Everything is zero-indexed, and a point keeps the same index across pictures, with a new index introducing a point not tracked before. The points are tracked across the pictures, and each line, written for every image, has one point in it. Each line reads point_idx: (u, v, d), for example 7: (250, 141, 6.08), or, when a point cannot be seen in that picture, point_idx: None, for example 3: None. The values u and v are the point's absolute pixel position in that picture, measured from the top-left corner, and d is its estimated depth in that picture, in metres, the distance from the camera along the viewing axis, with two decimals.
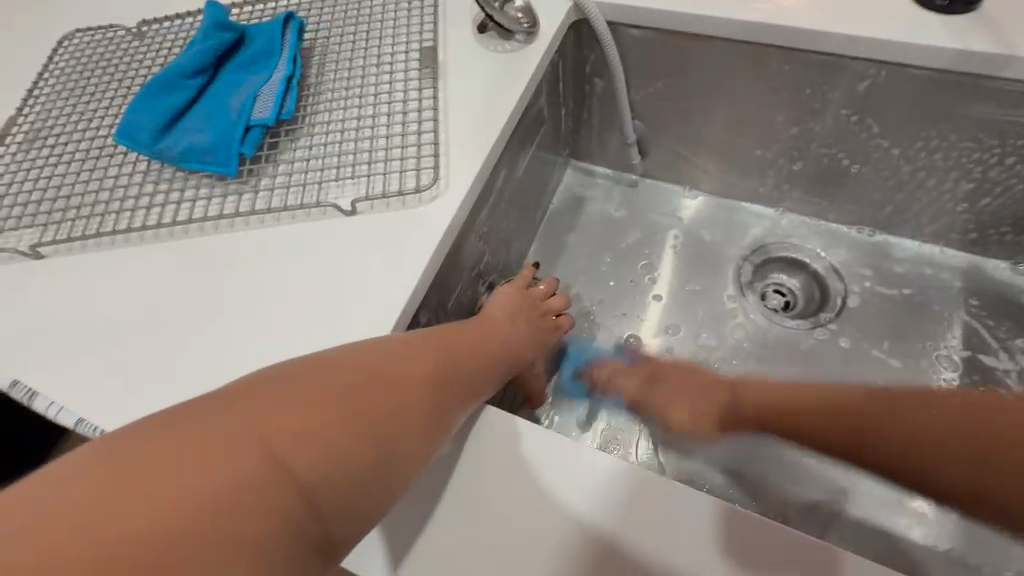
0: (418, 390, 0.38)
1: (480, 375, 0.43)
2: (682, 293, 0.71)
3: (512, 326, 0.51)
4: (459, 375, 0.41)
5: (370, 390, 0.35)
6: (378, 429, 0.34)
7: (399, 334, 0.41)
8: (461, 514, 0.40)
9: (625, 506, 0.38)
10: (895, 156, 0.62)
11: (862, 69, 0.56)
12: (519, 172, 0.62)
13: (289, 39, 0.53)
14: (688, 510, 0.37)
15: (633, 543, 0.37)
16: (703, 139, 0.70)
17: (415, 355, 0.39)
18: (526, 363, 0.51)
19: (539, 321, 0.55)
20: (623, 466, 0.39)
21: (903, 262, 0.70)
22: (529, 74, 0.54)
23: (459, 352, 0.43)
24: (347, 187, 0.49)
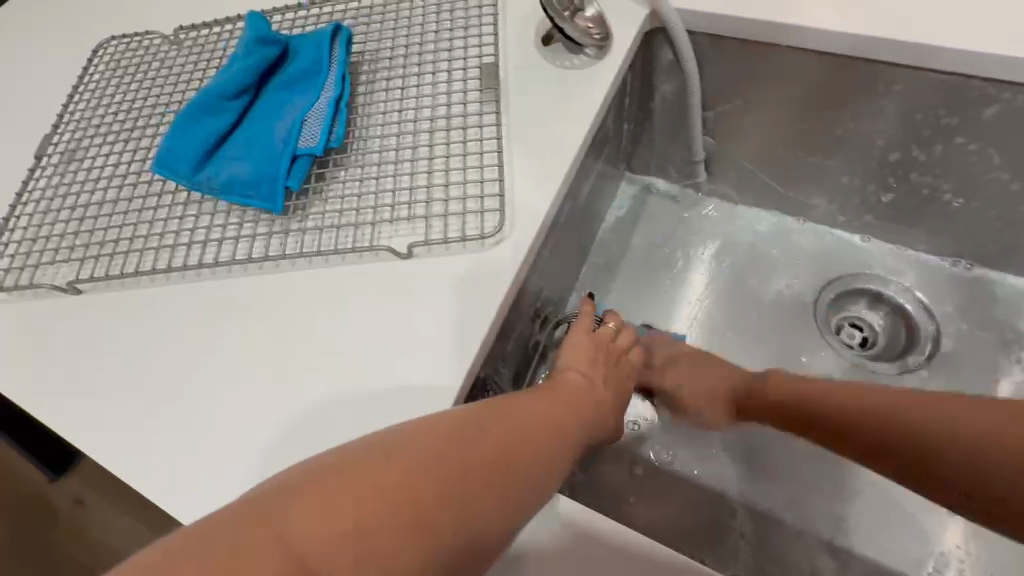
0: (478, 478, 0.33)
1: (547, 451, 0.38)
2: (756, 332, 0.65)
3: (585, 387, 0.45)
4: (527, 451, 0.37)
5: (433, 470, 0.32)
6: (440, 518, 0.30)
7: (457, 410, 0.37)
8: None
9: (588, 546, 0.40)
10: (1013, 192, 0.54)
11: (991, 93, 0.48)
12: (581, 198, 0.56)
13: (338, 55, 0.49)
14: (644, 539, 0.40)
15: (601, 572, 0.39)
16: (783, 160, 0.63)
17: (484, 429, 0.35)
18: (600, 429, 0.45)
19: (613, 374, 0.50)
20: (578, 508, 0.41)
21: (1004, 302, 0.62)
22: (602, 94, 0.48)
23: (530, 425, 0.38)
24: (401, 226, 0.44)
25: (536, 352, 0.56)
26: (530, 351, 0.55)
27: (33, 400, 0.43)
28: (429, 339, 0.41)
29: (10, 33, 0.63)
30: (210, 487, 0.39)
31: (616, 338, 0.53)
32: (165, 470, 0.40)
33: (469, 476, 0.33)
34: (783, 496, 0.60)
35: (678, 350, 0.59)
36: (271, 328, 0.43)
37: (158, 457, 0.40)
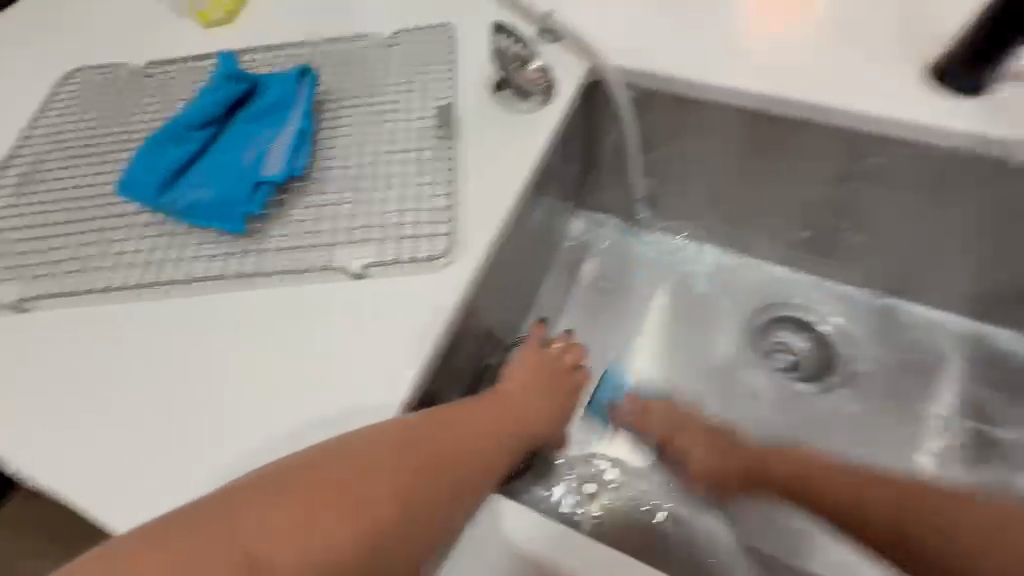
0: (419, 486, 0.35)
1: (488, 459, 0.40)
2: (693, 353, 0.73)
3: (531, 401, 0.49)
4: (468, 456, 0.39)
5: (374, 482, 0.34)
6: (384, 527, 0.33)
7: (407, 420, 0.38)
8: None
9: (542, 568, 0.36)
10: (904, 231, 0.62)
11: (875, 147, 0.56)
12: (530, 230, 0.61)
13: (304, 92, 0.52)
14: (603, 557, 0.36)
15: None
16: (714, 199, 0.70)
17: (424, 438, 0.37)
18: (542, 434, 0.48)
19: (556, 384, 0.52)
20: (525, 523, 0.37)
21: (912, 328, 0.69)
22: (546, 137, 0.54)
23: (471, 435, 0.40)
24: (358, 249, 0.47)
25: (487, 373, 0.58)
26: (484, 371, 0.58)
27: None
28: (381, 355, 0.43)
29: None
30: (155, 504, 0.39)
31: (563, 354, 0.55)
32: (108, 487, 0.40)
33: (410, 484, 0.35)
34: None
35: (685, 420, 0.66)
36: (224, 346, 0.44)
37: (103, 474, 0.40)
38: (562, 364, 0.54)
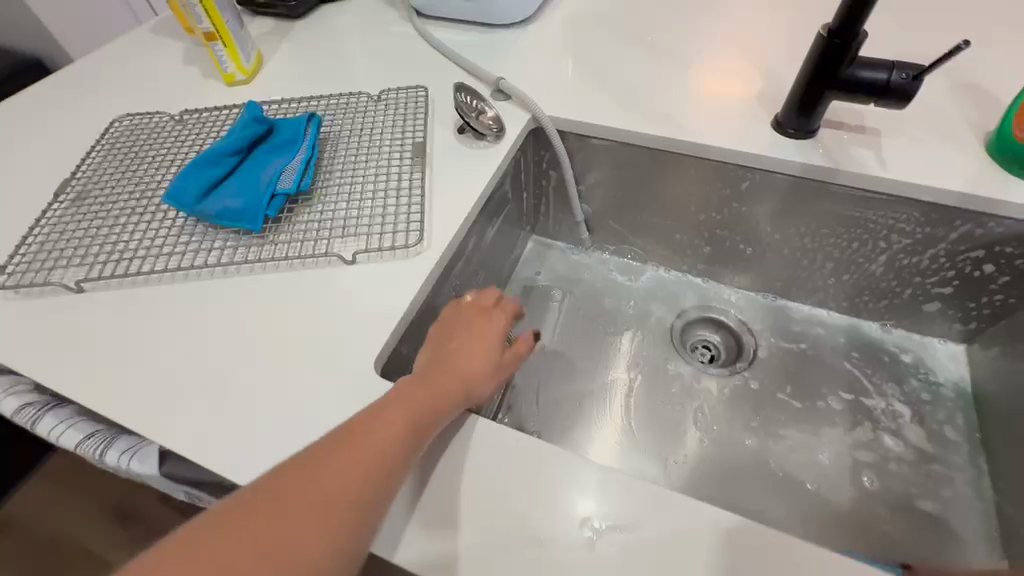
0: (386, 447, 0.42)
1: (437, 417, 0.46)
2: (636, 340, 0.87)
3: (463, 356, 0.50)
4: (418, 419, 0.45)
5: (342, 467, 0.40)
6: (367, 494, 0.40)
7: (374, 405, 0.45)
8: (437, 519, 0.45)
9: (487, 460, 0.47)
10: (779, 241, 0.80)
11: (742, 174, 0.73)
12: (487, 240, 0.77)
13: (311, 131, 0.69)
14: (533, 447, 0.48)
15: (498, 481, 0.46)
16: (637, 220, 0.88)
17: (371, 423, 0.43)
18: (492, 378, 0.51)
19: (484, 331, 0.53)
20: (481, 426, 0.49)
21: (800, 322, 0.86)
22: (496, 165, 0.70)
23: (416, 404, 0.45)
24: (349, 242, 0.61)
25: None
26: None
27: (37, 372, 0.54)
28: (365, 317, 0.56)
29: (71, 121, 0.85)
30: (182, 429, 0.50)
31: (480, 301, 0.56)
32: (145, 418, 0.51)
33: (373, 456, 0.42)
34: (655, 475, 0.73)
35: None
36: (244, 314, 0.57)
37: (142, 406, 0.52)
38: (484, 311, 0.55)
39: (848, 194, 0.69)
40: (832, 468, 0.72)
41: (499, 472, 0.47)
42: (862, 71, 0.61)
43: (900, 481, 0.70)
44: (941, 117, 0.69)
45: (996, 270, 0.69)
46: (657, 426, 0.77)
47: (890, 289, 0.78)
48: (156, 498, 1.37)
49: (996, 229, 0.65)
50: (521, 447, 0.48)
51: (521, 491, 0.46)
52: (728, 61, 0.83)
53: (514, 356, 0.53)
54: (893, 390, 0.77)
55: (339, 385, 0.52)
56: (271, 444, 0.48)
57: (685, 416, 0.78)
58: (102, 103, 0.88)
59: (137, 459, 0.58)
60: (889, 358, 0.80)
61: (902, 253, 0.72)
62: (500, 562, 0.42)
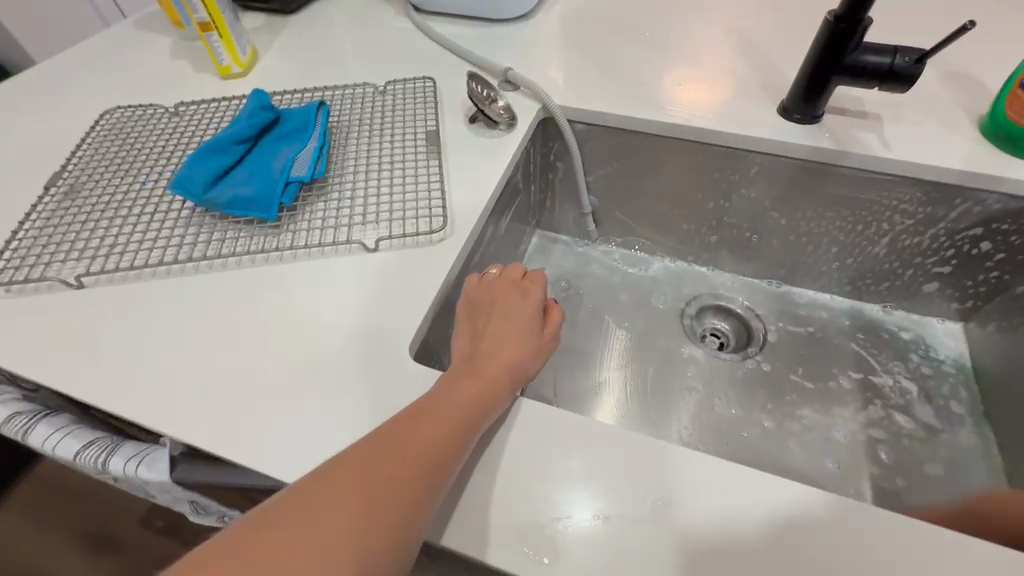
0: (429, 447, 0.41)
1: (479, 413, 0.44)
2: (646, 330, 0.87)
3: (499, 343, 0.48)
4: (459, 420, 0.43)
5: (388, 468, 0.39)
6: (412, 495, 0.39)
7: (415, 405, 0.44)
8: (489, 506, 0.44)
9: (537, 444, 0.47)
10: (784, 227, 0.82)
11: (750, 159, 0.75)
12: (500, 230, 0.76)
13: (321, 119, 0.67)
14: (582, 429, 0.48)
15: (550, 464, 0.46)
16: (643, 209, 0.89)
17: (414, 422, 0.42)
18: (532, 358, 0.49)
19: (518, 310, 0.51)
20: (529, 412, 0.49)
21: (805, 306, 0.88)
22: (511, 151, 0.69)
23: (454, 403, 0.43)
24: (369, 229, 0.59)
25: None
26: None
27: (34, 371, 0.50)
28: (392, 303, 0.54)
29: (53, 115, 0.80)
30: (204, 424, 0.47)
31: (512, 282, 0.53)
32: (159, 413, 0.48)
33: (414, 459, 0.40)
34: None
35: None
36: (262, 303, 0.55)
37: (157, 402, 0.48)
38: (514, 289, 0.52)
39: (854, 176, 0.71)
40: (851, 446, 0.73)
41: (550, 456, 0.46)
42: (866, 56, 0.64)
43: (913, 456, 0.71)
44: (936, 102, 0.72)
45: (993, 247, 0.71)
46: (675, 413, 0.77)
47: (891, 271, 0.80)
48: (138, 520, 1.29)
49: (993, 205, 0.67)
50: (571, 430, 0.48)
51: (569, 471, 0.46)
52: (727, 53, 0.85)
53: (551, 332, 0.51)
54: (900, 368, 0.79)
55: (368, 371, 0.49)
56: (303, 435, 0.46)
57: (701, 401, 0.79)
58: (87, 98, 0.83)
59: (145, 464, 0.55)
60: (894, 337, 0.82)
61: (904, 233, 0.75)
62: (553, 540, 0.42)
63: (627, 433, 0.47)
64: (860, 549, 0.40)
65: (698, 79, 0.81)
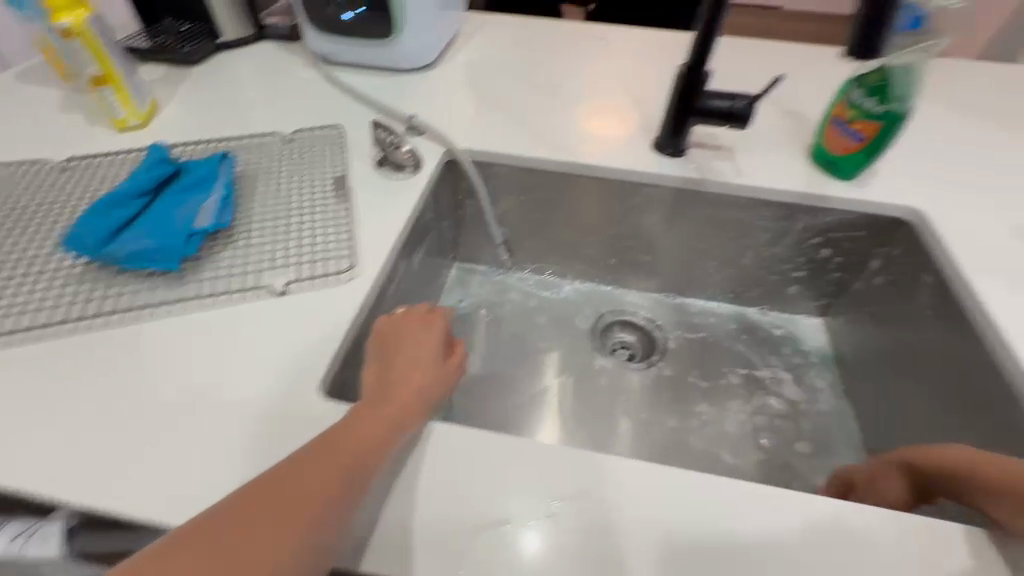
0: (338, 477, 0.43)
1: (389, 441, 0.46)
2: (561, 348, 0.94)
3: (407, 374, 0.51)
4: (360, 457, 0.44)
5: (296, 500, 0.40)
6: (319, 524, 0.40)
7: (326, 435, 0.45)
8: (405, 526, 0.48)
9: (451, 466, 0.51)
10: (669, 246, 0.93)
11: (631, 190, 0.85)
12: (414, 266, 0.79)
13: (225, 170, 0.68)
14: (490, 447, 0.52)
15: (464, 484, 0.50)
16: (548, 238, 0.97)
17: (324, 452, 0.44)
18: (440, 386, 0.52)
19: (424, 342, 0.54)
20: (441, 436, 0.52)
21: (697, 314, 0.98)
22: (418, 194, 0.74)
23: (364, 434, 0.45)
24: (278, 273, 0.61)
25: None
26: None
27: None
28: (302, 344, 0.56)
29: None
30: (107, 482, 0.47)
31: (420, 316, 0.56)
32: (61, 478, 0.47)
33: (323, 490, 0.42)
34: None
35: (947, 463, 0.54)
36: (168, 354, 0.55)
37: (54, 467, 0.48)
38: (421, 323, 0.55)
39: (717, 200, 0.83)
40: (741, 436, 0.82)
41: (464, 476, 0.50)
42: (712, 101, 0.76)
43: (788, 436, 0.82)
44: (775, 136, 0.86)
45: (833, 252, 0.85)
46: (588, 424, 0.84)
47: (760, 278, 0.93)
48: None
49: (826, 219, 0.81)
50: (480, 449, 0.52)
51: (479, 487, 0.50)
52: (609, 97, 0.96)
53: (455, 361, 0.55)
54: (776, 362, 0.91)
55: (283, 410, 0.51)
56: (212, 482, 0.47)
57: (612, 409, 0.86)
58: None
59: (36, 538, 0.51)
60: (771, 336, 0.94)
61: (764, 246, 0.88)
62: (470, 553, 0.46)
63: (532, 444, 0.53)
64: (718, 518, 0.49)
65: (608, 115, 0.92)
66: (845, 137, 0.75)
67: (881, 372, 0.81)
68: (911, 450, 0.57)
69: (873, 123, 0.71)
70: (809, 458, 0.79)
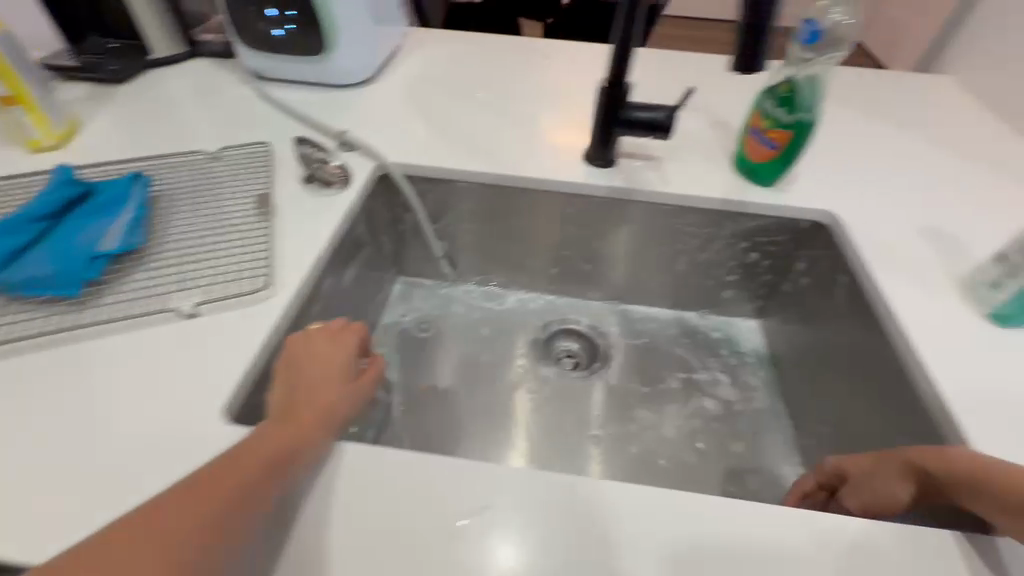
0: (235, 493, 0.42)
1: (291, 459, 0.46)
2: (504, 360, 0.94)
3: (315, 390, 0.51)
4: (239, 492, 0.43)
5: (185, 518, 0.40)
6: (209, 542, 0.40)
7: (224, 455, 0.45)
8: (309, 550, 0.46)
9: (361, 487, 0.50)
10: (607, 254, 0.94)
11: (564, 202, 0.87)
12: (345, 282, 0.78)
13: (137, 191, 0.66)
14: (402, 465, 0.51)
15: (373, 504, 0.49)
16: (490, 250, 0.97)
17: (220, 472, 0.43)
18: (349, 403, 0.52)
19: (333, 358, 0.54)
20: (353, 455, 0.51)
21: (639, 320, 1.00)
22: (344, 209, 0.73)
23: (265, 452, 0.45)
24: (186, 294, 0.59)
25: None
26: None
27: None
28: (209, 368, 0.54)
29: None
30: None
31: (333, 334, 0.56)
32: None
33: (217, 507, 0.41)
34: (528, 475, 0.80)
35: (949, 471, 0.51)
36: (64, 383, 0.53)
37: None
38: (332, 338, 0.56)
39: (646, 209, 0.85)
40: (678, 439, 0.83)
41: (373, 497, 0.49)
42: (637, 112, 0.77)
43: (721, 436, 0.83)
44: (702, 145, 0.89)
45: (761, 255, 0.88)
46: (527, 436, 0.84)
47: (697, 283, 0.95)
48: None
49: (750, 224, 0.83)
50: (392, 468, 0.51)
51: (388, 506, 0.49)
52: (545, 110, 0.98)
53: (368, 379, 0.55)
54: (714, 365, 0.92)
55: (188, 434, 0.50)
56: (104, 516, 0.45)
57: (552, 420, 0.86)
58: None
59: None
60: (710, 339, 0.96)
61: (696, 252, 0.90)
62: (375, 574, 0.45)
63: (446, 460, 0.52)
64: (632, 529, 0.49)
65: (561, 128, 0.94)
66: (761, 144, 0.77)
67: (809, 370, 0.83)
68: (915, 454, 0.53)
69: (784, 132, 0.74)
70: (740, 456, 0.81)
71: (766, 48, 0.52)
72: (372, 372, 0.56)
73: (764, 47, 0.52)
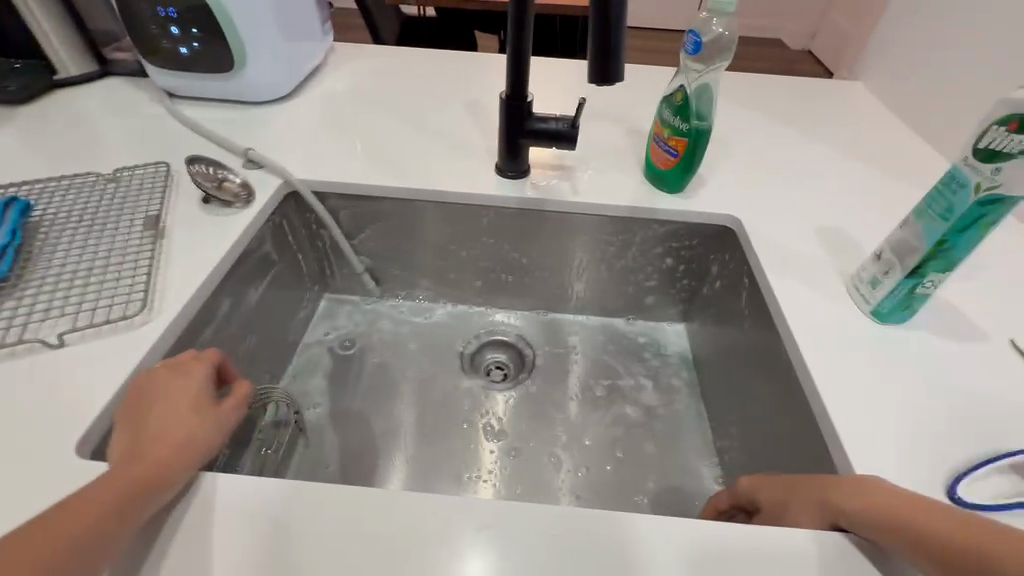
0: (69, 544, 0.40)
1: (137, 501, 0.43)
2: (428, 374, 0.92)
3: (162, 427, 0.49)
4: (62, 546, 0.40)
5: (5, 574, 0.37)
6: None
7: (60, 506, 0.42)
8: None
9: (225, 516, 0.47)
10: (528, 264, 0.94)
11: (479, 212, 0.86)
12: (248, 304, 0.77)
13: (11, 216, 0.64)
14: (271, 490, 0.48)
15: (237, 535, 0.46)
16: (412, 264, 0.96)
17: (54, 522, 0.41)
18: (209, 434, 0.50)
19: (179, 391, 0.52)
20: (216, 483, 0.48)
21: (567, 329, 0.99)
22: (241, 227, 0.72)
23: (106, 495, 0.43)
24: (56, 325, 0.57)
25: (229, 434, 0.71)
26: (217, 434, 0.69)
27: None
28: (72, 400, 0.52)
29: None
30: None
31: (178, 365, 0.55)
32: None
33: (47, 560, 0.39)
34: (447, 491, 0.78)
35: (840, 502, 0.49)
36: None
37: None
38: (176, 370, 0.54)
39: (559, 219, 0.86)
40: (597, 447, 0.83)
41: (236, 525, 0.46)
42: (537, 124, 0.78)
43: (641, 439, 0.84)
44: (615, 154, 0.90)
45: (676, 260, 0.89)
46: (450, 451, 0.83)
47: (620, 290, 0.96)
48: None
49: (660, 229, 0.84)
50: (259, 494, 0.48)
51: (252, 535, 0.46)
52: (464, 123, 0.98)
53: (227, 406, 0.54)
54: (639, 371, 0.93)
55: (41, 473, 0.47)
56: None
57: (474, 435, 0.84)
58: None
59: None
60: (636, 343, 0.96)
61: (614, 259, 0.91)
62: None
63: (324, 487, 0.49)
64: (513, 551, 0.46)
65: (478, 141, 0.94)
66: (664, 152, 0.79)
67: (726, 371, 0.84)
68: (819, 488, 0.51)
69: (682, 139, 0.76)
70: (657, 461, 0.81)
71: (617, 59, 0.57)
72: (234, 399, 0.55)
73: (614, 62, 0.57)
